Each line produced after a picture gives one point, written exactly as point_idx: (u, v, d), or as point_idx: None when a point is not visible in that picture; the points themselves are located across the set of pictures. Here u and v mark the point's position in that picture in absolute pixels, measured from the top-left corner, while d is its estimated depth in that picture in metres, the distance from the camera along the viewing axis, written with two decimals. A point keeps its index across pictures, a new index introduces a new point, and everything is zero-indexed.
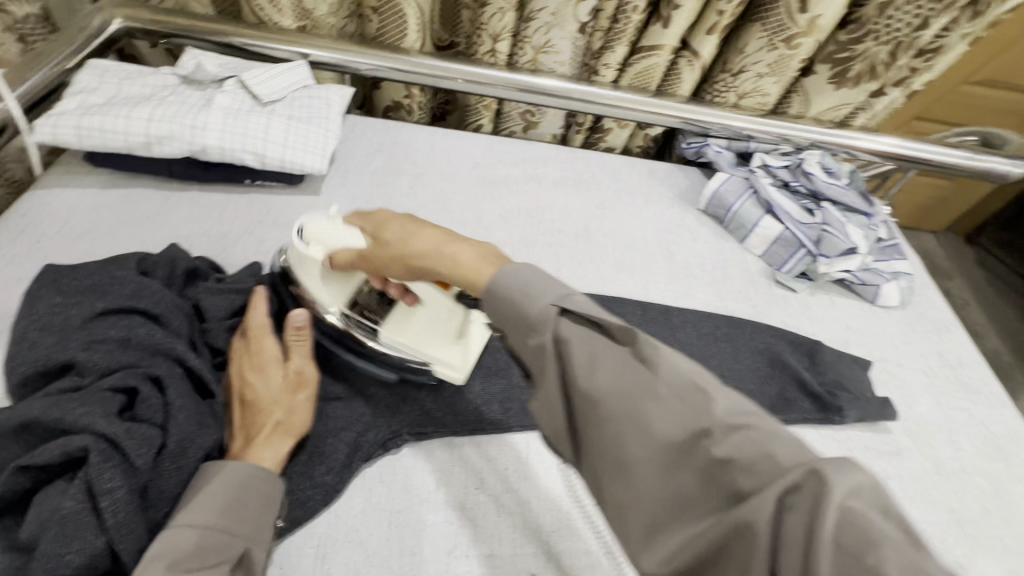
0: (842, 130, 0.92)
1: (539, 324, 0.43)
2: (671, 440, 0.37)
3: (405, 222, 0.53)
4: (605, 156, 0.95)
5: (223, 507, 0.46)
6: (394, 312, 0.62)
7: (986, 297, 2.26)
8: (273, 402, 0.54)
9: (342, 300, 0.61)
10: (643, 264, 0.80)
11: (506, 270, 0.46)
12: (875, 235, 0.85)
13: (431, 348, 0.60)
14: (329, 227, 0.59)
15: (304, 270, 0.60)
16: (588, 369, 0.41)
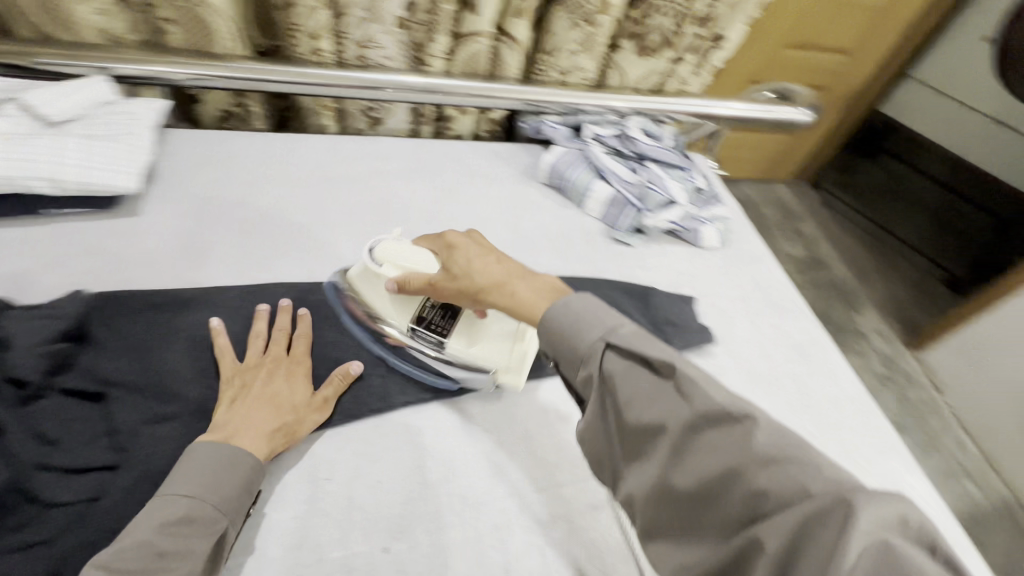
0: (656, 97, 1.03)
1: (586, 357, 0.46)
2: (695, 459, 0.40)
3: (485, 250, 0.60)
4: (449, 145, 1.00)
5: (212, 481, 0.49)
6: (461, 322, 0.66)
7: (831, 232, 2.60)
8: (291, 406, 0.58)
9: (410, 315, 0.66)
10: (490, 241, 0.85)
11: (564, 300, 0.50)
12: (693, 185, 0.96)
13: (491, 352, 0.66)
14: (397, 248, 0.67)
15: (371, 287, 0.67)
16: (631, 400, 0.44)
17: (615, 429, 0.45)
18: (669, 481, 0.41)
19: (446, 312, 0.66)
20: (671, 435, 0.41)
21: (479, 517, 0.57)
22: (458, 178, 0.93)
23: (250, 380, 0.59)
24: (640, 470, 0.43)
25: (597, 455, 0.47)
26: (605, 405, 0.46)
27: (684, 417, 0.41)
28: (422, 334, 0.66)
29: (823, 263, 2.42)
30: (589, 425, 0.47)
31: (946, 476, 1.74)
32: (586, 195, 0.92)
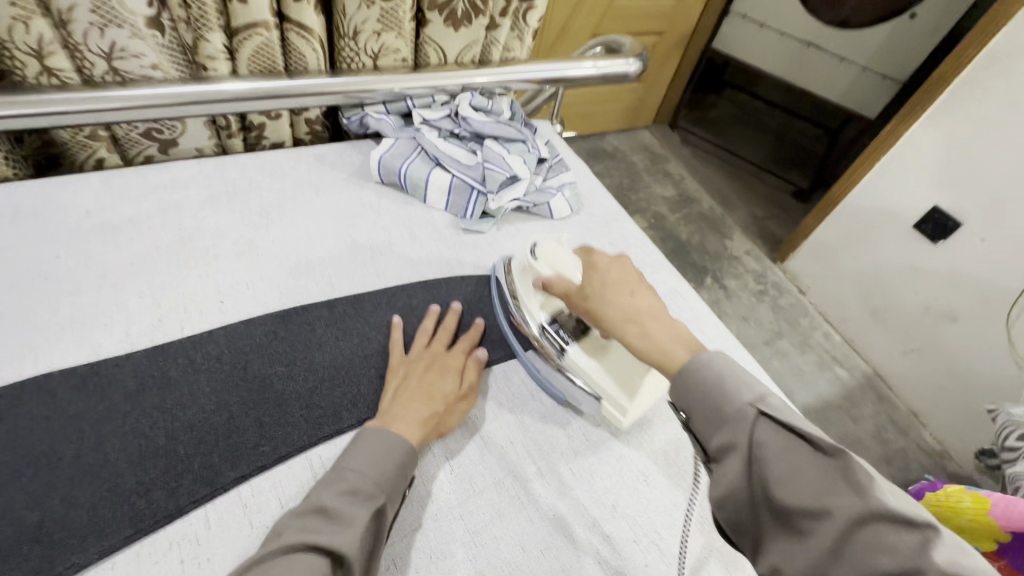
0: (482, 68, 0.97)
1: (736, 420, 0.43)
2: (851, 561, 0.36)
3: (634, 279, 0.57)
4: (262, 156, 0.88)
5: (374, 450, 0.52)
6: (592, 342, 0.64)
7: (696, 167, 2.76)
8: (437, 398, 0.59)
9: (549, 312, 0.66)
10: (326, 258, 0.75)
11: (705, 359, 0.47)
12: (536, 156, 0.92)
13: (604, 382, 0.62)
14: (557, 252, 0.67)
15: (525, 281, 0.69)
16: (781, 474, 0.40)
17: (755, 500, 0.41)
18: (824, 569, 0.37)
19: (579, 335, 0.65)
20: (834, 521, 0.38)
21: None
22: (278, 194, 0.82)
23: (402, 379, 0.61)
24: (786, 543, 0.40)
25: (734, 518, 0.43)
26: (742, 474, 0.42)
27: (849, 503, 0.38)
28: (553, 335, 0.65)
29: (692, 198, 2.58)
30: (726, 493, 0.43)
31: (818, 367, 1.97)
32: (425, 186, 0.85)
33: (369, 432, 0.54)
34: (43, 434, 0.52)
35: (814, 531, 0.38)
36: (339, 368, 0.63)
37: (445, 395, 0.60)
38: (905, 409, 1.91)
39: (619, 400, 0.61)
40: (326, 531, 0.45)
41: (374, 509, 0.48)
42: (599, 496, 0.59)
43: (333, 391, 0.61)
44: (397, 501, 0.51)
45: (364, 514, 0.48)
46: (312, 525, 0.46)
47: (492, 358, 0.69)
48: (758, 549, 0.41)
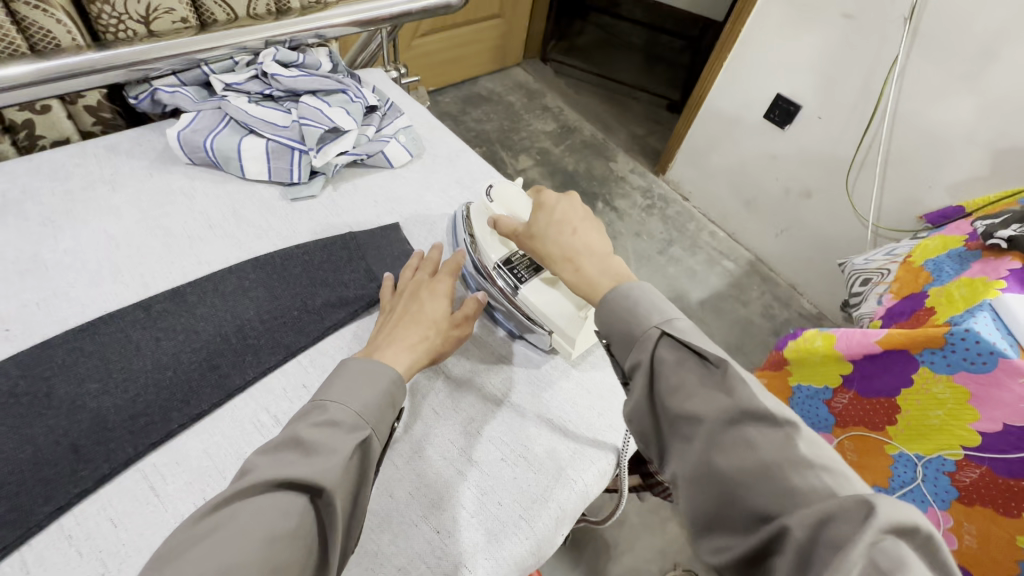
0: (282, 19, 0.88)
1: (641, 342, 0.45)
2: (728, 452, 0.39)
3: (580, 219, 0.57)
4: (36, 159, 0.75)
5: (364, 385, 0.50)
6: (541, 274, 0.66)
7: (572, 96, 2.77)
8: (431, 322, 0.60)
9: (502, 250, 0.68)
10: (133, 257, 0.67)
11: (637, 285, 0.49)
12: (362, 105, 0.86)
13: (557, 318, 0.64)
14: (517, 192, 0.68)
15: (480, 220, 0.70)
16: (674, 371, 0.43)
17: (660, 424, 0.44)
18: (711, 474, 0.39)
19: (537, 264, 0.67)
20: (711, 425, 0.40)
21: None
22: (63, 197, 0.72)
23: (383, 324, 0.61)
24: (684, 449, 0.42)
25: (642, 432, 0.45)
26: (648, 391, 0.44)
27: (728, 411, 0.40)
28: (508, 274, 0.66)
29: (573, 128, 2.60)
30: (634, 409, 0.45)
31: (708, 264, 2.12)
32: (237, 160, 0.77)
33: (353, 361, 0.52)
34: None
35: (694, 438, 0.41)
36: (162, 369, 0.58)
37: (431, 321, 0.60)
38: (785, 284, 2.12)
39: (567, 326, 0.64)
40: (307, 461, 0.43)
41: (358, 441, 0.46)
42: (466, 426, 0.60)
43: (158, 394, 0.56)
44: (384, 434, 0.49)
45: (350, 442, 0.45)
46: (287, 457, 0.43)
47: (340, 321, 0.66)
48: (662, 456, 0.43)
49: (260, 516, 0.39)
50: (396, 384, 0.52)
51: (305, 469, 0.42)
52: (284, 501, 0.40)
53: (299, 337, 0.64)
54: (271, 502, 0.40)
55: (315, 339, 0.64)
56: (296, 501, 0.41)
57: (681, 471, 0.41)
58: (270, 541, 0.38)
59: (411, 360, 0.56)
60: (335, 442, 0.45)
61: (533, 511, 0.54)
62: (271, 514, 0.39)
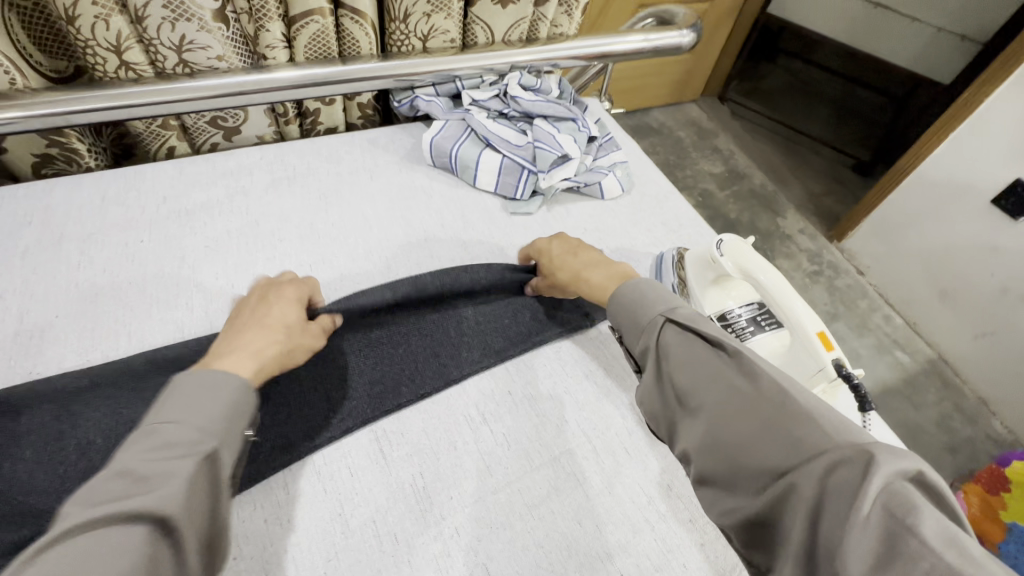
0: (531, 46, 0.95)
1: (648, 328, 0.51)
2: (742, 428, 0.41)
3: (580, 246, 0.68)
4: (318, 142, 0.90)
5: (183, 406, 0.42)
6: (758, 341, 0.64)
7: (746, 141, 2.64)
8: (274, 328, 0.53)
9: (718, 308, 0.68)
10: (381, 240, 0.77)
11: (633, 281, 0.56)
12: (586, 134, 0.90)
13: None
14: (752, 254, 0.64)
15: (698, 272, 0.70)
16: (679, 368, 0.47)
17: (668, 399, 0.48)
18: (734, 453, 0.41)
19: (759, 323, 0.66)
20: (711, 405, 0.44)
21: (412, 556, 0.51)
22: (335, 177, 0.85)
23: (575, 255, 0.67)
24: (692, 423, 0.45)
25: (654, 414, 0.49)
26: (659, 374, 0.49)
27: (741, 395, 0.43)
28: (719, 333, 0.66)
29: (742, 175, 2.47)
30: (645, 389, 0.50)
31: (877, 351, 1.87)
32: (473, 169, 0.85)
33: (186, 376, 0.44)
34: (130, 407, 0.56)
35: (705, 413, 0.44)
36: (399, 347, 0.66)
37: (281, 325, 0.54)
38: (972, 396, 1.80)
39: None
40: (141, 493, 0.35)
41: (199, 458, 0.40)
42: (654, 477, 0.59)
43: (392, 367, 0.64)
44: (230, 448, 0.43)
45: (191, 466, 0.38)
46: (112, 492, 0.35)
47: (544, 338, 0.70)
48: (675, 435, 0.47)
49: (109, 556, 0.32)
50: (240, 396, 0.45)
51: (144, 498, 0.35)
52: (129, 536, 0.33)
53: (511, 347, 0.68)
54: (108, 540, 0.32)
55: (521, 350, 0.68)
56: (142, 532, 0.34)
57: (692, 447, 0.44)
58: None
59: (260, 365, 0.50)
60: (176, 454, 0.39)
61: None
62: (105, 558, 0.32)
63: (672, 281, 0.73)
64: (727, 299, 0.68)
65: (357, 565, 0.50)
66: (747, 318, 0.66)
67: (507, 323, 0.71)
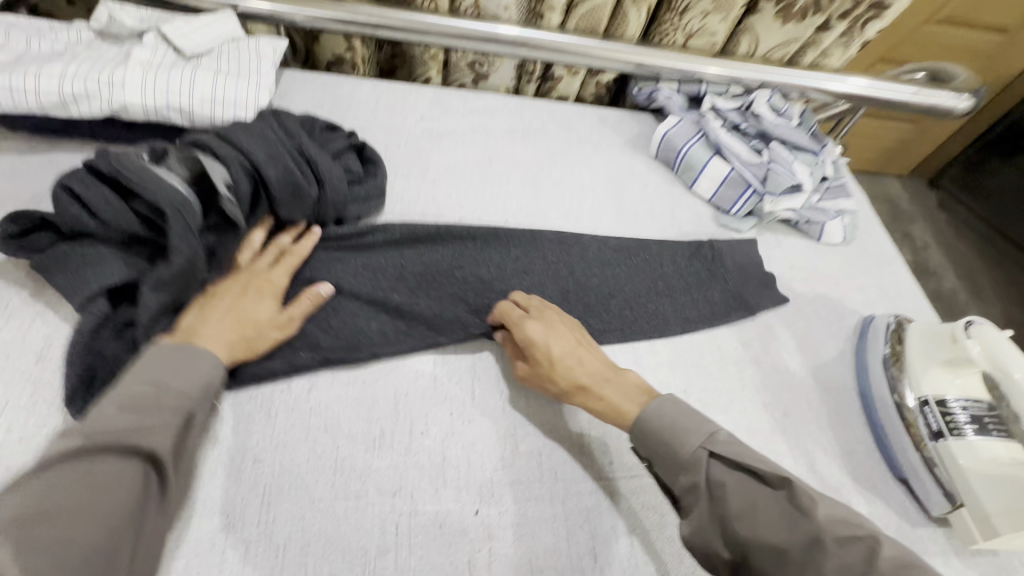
0: (790, 69, 0.92)
1: (692, 466, 0.49)
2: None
3: (570, 338, 0.59)
4: (555, 106, 0.94)
5: (162, 375, 0.47)
6: (978, 440, 0.57)
7: (946, 237, 2.31)
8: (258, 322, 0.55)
9: (936, 389, 0.61)
10: (591, 211, 0.81)
11: (655, 404, 0.53)
12: (822, 172, 0.85)
13: (980, 496, 0.54)
14: (1014, 350, 0.56)
15: (927, 345, 0.63)
16: (745, 517, 0.46)
17: (722, 547, 0.47)
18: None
19: (984, 426, 0.58)
20: (791, 556, 0.43)
21: (567, 500, 0.54)
22: (563, 141, 0.89)
23: (581, 359, 0.57)
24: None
25: (706, 555, 0.48)
26: (710, 514, 0.48)
27: (799, 532, 0.44)
28: (934, 414, 0.60)
29: (930, 273, 2.18)
30: (696, 529, 0.48)
31: None
32: (696, 172, 0.84)
33: (151, 356, 0.48)
34: (366, 275, 0.63)
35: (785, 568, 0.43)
36: (597, 317, 0.67)
37: (272, 298, 0.57)
38: None
39: (992, 512, 0.54)
40: (145, 433, 0.43)
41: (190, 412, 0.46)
42: None
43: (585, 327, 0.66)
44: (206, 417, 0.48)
45: (171, 418, 0.45)
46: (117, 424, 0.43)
47: (727, 354, 0.68)
48: None
49: (99, 489, 0.39)
50: (211, 373, 0.49)
51: (143, 438, 0.43)
52: (124, 473, 0.41)
53: (693, 351, 0.67)
54: (105, 473, 0.40)
55: (703, 355, 0.67)
56: (132, 465, 0.42)
57: None
58: (119, 500, 0.40)
59: (232, 356, 0.52)
60: (157, 425, 0.44)
61: None
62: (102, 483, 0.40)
63: (882, 352, 0.67)
64: (949, 386, 0.61)
65: (518, 483, 0.54)
66: (970, 414, 0.59)
67: (692, 325, 0.69)
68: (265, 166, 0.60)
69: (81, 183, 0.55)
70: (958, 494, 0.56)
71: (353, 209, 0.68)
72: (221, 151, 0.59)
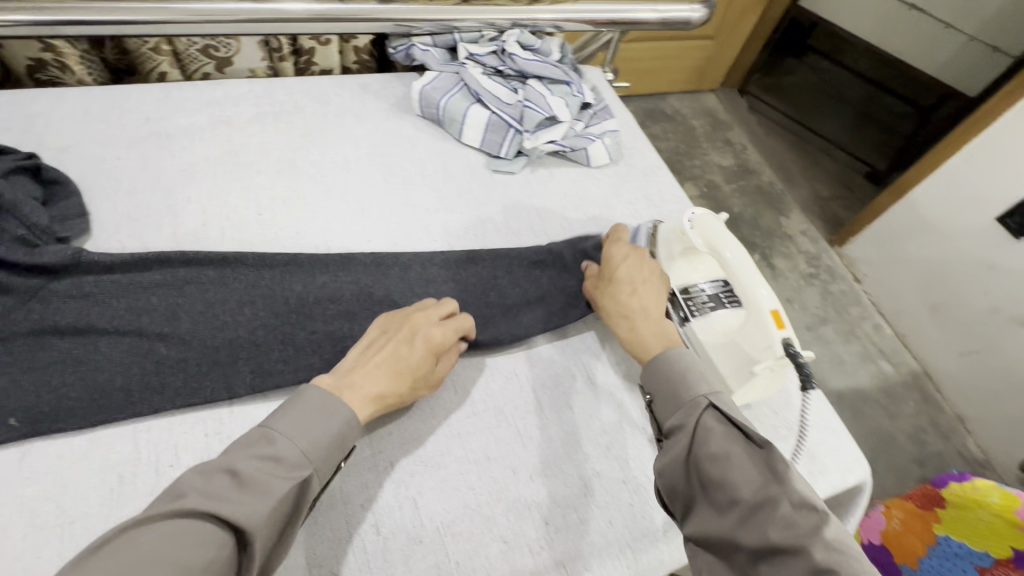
0: (535, 4, 0.93)
1: (691, 405, 0.51)
2: (755, 518, 0.42)
3: (405, 329, 0.57)
4: (309, 81, 0.88)
5: (304, 425, 0.46)
6: (716, 315, 0.63)
7: (759, 136, 2.57)
8: (416, 367, 0.55)
9: (682, 280, 0.67)
10: (357, 184, 0.77)
11: (683, 348, 0.56)
12: (580, 100, 0.89)
13: (718, 364, 0.61)
14: (721, 229, 0.63)
15: (670, 243, 0.69)
16: (712, 457, 0.46)
17: (689, 482, 0.48)
18: (736, 539, 0.43)
19: (721, 301, 0.64)
20: (745, 501, 0.43)
21: (344, 482, 0.52)
22: (321, 117, 0.84)
23: (407, 346, 0.56)
24: (709, 512, 0.45)
25: (670, 484, 0.49)
26: (687, 453, 0.48)
27: (756, 468, 0.45)
28: (681, 304, 0.66)
29: (751, 170, 2.42)
30: (666, 463, 0.49)
31: (860, 358, 1.60)
32: (460, 123, 0.84)
33: (311, 393, 0.49)
34: (81, 315, 0.56)
35: (726, 507, 0.44)
36: (370, 293, 0.66)
37: (424, 346, 0.57)
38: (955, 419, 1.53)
39: (727, 373, 0.60)
40: (231, 500, 0.39)
41: (299, 478, 0.43)
42: (594, 436, 0.61)
43: (357, 306, 0.65)
44: (327, 474, 0.46)
45: (287, 484, 0.42)
46: (217, 488, 0.40)
47: (508, 295, 0.69)
48: (686, 512, 0.47)
49: (183, 547, 0.36)
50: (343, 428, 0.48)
51: (233, 507, 0.39)
52: (205, 541, 0.37)
53: (473, 301, 0.68)
54: (184, 534, 0.36)
55: (484, 303, 0.68)
56: (220, 536, 0.38)
57: (717, 517, 0.44)
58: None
59: (375, 410, 0.52)
60: (267, 484, 0.41)
61: (638, 551, 0.54)
62: (182, 544, 0.36)
63: None
64: (694, 274, 0.67)
65: None
66: (710, 294, 0.65)
67: (468, 276, 0.70)
68: None
69: None
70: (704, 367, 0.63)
71: (16, 238, 0.57)
72: None
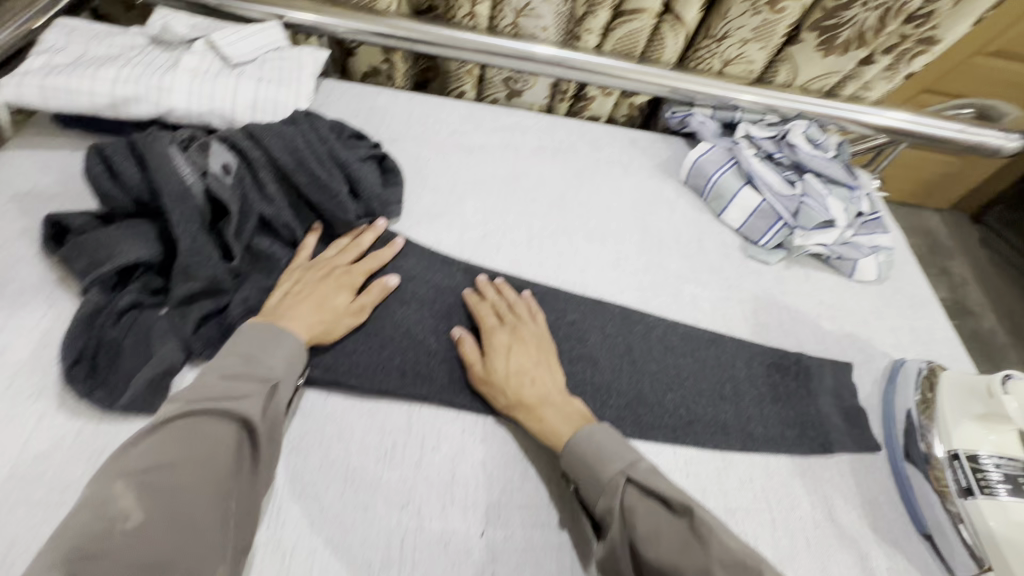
0: (830, 100, 0.90)
1: (608, 488, 0.49)
2: None
3: (523, 362, 0.60)
4: (586, 125, 0.94)
5: (172, 446, 0.43)
6: (1021, 506, 0.53)
7: (987, 275, 2.20)
8: (537, 402, 0.57)
9: (972, 444, 0.58)
10: (616, 234, 0.80)
11: (585, 429, 0.53)
12: (857, 208, 0.83)
13: (1016, 564, 0.51)
14: None
15: (957, 398, 0.61)
16: (649, 541, 0.45)
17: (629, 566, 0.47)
18: None
19: (1019, 487, 0.55)
20: None
21: (574, 528, 0.54)
22: (593, 162, 0.89)
23: (529, 379, 0.58)
24: None
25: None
26: (624, 539, 0.47)
27: (697, 560, 0.43)
28: (964, 470, 0.57)
29: (969, 311, 2.08)
30: (608, 552, 0.48)
31: None
32: (726, 200, 0.83)
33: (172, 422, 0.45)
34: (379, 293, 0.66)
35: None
36: (614, 344, 0.67)
37: (512, 385, 0.58)
38: None
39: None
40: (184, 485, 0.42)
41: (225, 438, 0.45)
42: None
43: (604, 354, 0.66)
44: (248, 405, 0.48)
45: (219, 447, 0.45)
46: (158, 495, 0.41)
47: (750, 391, 0.66)
48: None
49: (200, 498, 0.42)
50: (293, 357, 0.54)
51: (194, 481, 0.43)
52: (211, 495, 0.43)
53: (712, 384, 0.66)
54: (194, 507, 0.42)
55: (723, 389, 0.66)
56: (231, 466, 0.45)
57: None
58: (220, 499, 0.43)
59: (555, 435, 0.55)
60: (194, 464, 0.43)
61: None
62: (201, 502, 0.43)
63: (912, 399, 0.65)
64: (983, 442, 0.58)
65: (527, 506, 0.54)
66: (1004, 473, 0.56)
67: (712, 357, 0.68)
68: (285, 167, 0.64)
69: (116, 152, 0.60)
70: (986, 559, 0.53)
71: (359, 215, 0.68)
72: (244, 142, 0.63)
